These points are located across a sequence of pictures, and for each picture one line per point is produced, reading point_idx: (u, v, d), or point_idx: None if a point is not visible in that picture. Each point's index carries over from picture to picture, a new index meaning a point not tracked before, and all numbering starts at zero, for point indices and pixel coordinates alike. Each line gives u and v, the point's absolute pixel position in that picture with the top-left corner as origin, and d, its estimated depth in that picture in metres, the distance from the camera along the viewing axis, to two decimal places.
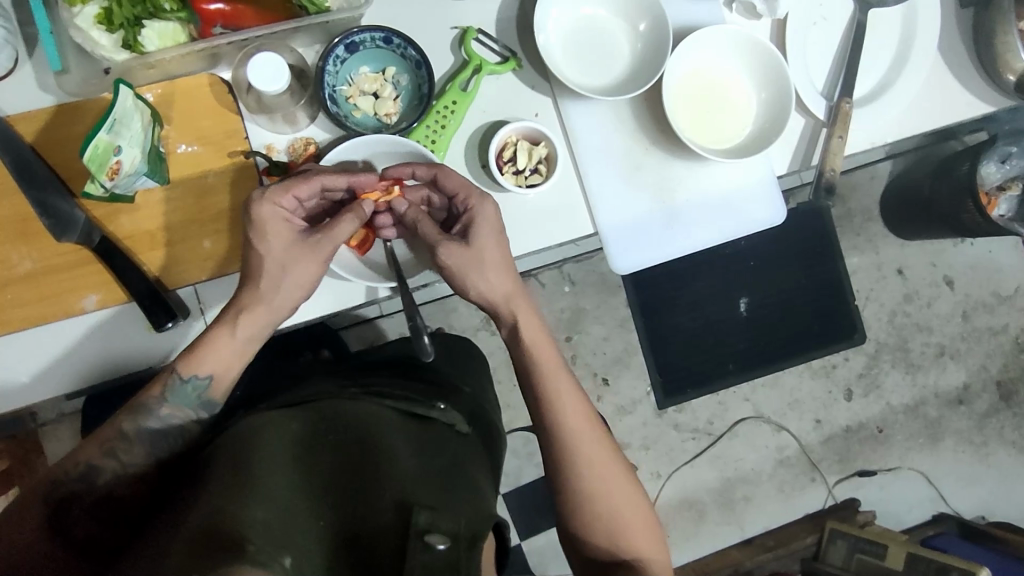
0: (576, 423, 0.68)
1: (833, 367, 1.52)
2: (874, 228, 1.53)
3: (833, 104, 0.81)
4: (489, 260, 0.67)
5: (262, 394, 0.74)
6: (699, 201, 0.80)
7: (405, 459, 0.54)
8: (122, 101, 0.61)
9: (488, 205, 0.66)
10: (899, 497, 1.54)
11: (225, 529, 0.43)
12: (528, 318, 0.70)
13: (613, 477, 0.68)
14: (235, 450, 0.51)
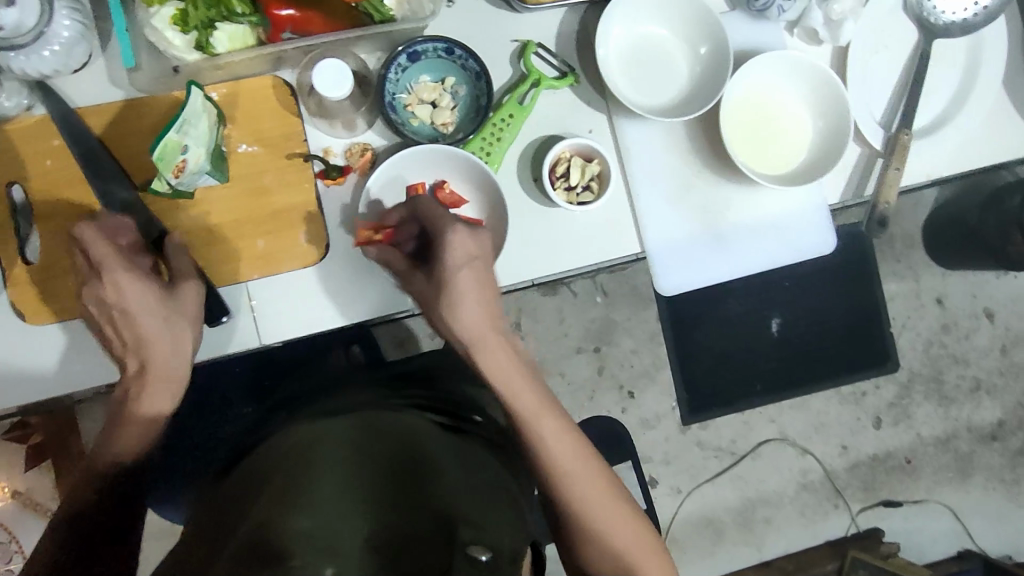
0: (569, 463, 0.64)
1: (864, 394, 1.50)
2: (915, 255, 1.50)
3: (890, 135, 0.80)
4: (467, 299, 0.61)
5: (294, 402, 0.76)
6: (750, 225, 0.79)
7: (448, 470, 0.56)
8: (193, 101, 0.63)
9: (467, 231, 0.61)
10: (923, 530, 1.51)
11: (276, 538, 0.45)
12: (498, 360, 0.63)
13: (608, 505, 0.65)
14: (284, 455, 0.53)
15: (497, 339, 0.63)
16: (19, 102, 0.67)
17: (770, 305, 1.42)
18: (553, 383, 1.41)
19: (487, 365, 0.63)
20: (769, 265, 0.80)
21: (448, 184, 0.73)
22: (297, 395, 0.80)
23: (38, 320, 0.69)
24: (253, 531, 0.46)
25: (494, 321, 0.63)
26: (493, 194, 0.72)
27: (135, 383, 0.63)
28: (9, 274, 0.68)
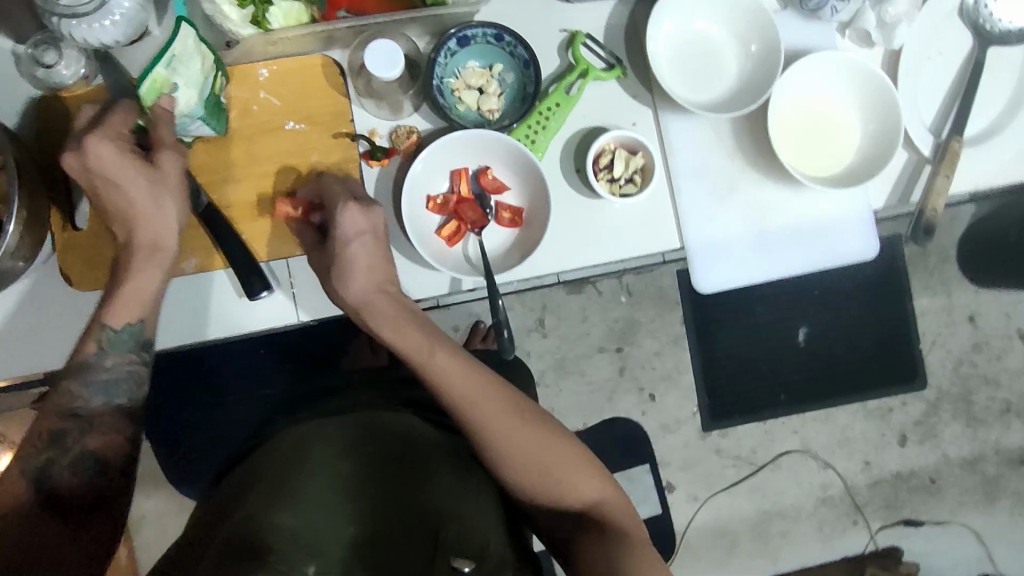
0: (491, 403, 0.65)
1: (890, 410, 1.47)
2: (950, 271, 1.47)
3: (940, 142, 0.78)
4: (357, 262, 0.66)
5: (300, 402, 0.84)
6: (792, 227, 0.78)
7: (441, 479, 0.63)
8: (183, 38, 0.62)
9: (357, 208, 0.66)
10: (945, 552, 1.48)
11: (260, 533, 0.52)
12: (387, 314, 0.66)
13: (528, 439, 0.65)
14: (282, 459, 0.62)
15: (397, 297, 0.68)
16: (76, 72, 0.69)
17: (798, 314, 1.41)
18: (573, 381, 1.40)
19: (386, 331, 0.66)
20: (808, 269, 0.79)
21: (492, 171, 0.74)
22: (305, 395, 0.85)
23: (83, 285, 0.70)
24: (239, 525, 0.53)
25: (388, 282, 0.68)
26: (536, 181, 0.73)
27: (123, 256, 0.64)
28: (57, 238, 0.70)
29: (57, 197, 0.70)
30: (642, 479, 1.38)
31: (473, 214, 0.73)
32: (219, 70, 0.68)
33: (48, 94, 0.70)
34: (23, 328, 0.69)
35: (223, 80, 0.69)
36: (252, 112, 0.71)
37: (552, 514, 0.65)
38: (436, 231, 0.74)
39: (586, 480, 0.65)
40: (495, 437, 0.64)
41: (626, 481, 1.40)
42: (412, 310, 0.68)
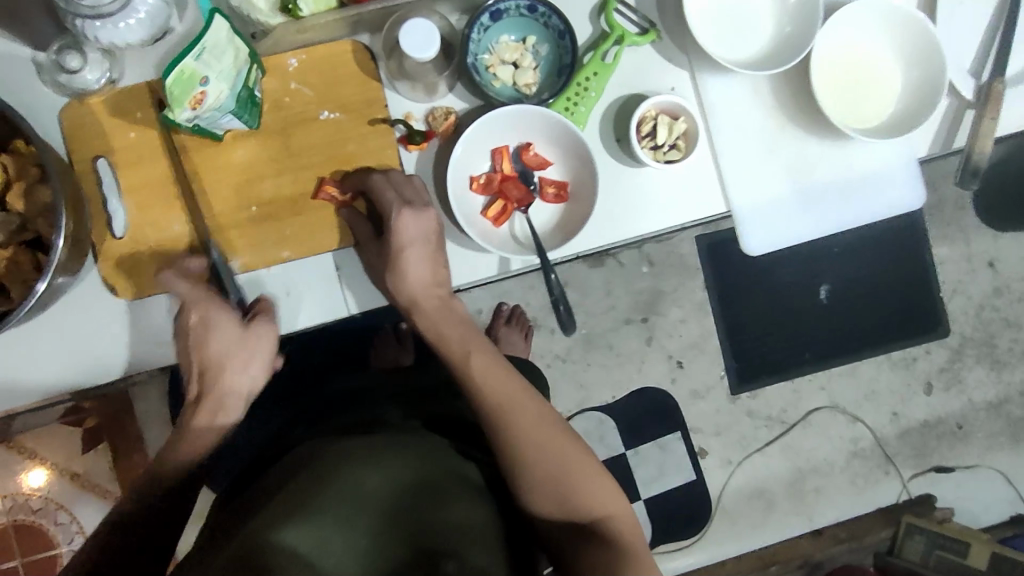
0: (520, 406, 0.67)
1: (914, 360, 1.46)
2: (967, 217, 1.46)
3: (981, 85, 0.77)
4: (411, 268, 0.68)
5: (320, 416, 0.82)
6: (839, 181, 0.77)
7: (461, 495, 0.62)
8: (216, 31, 0.59)
9: (411, 214, 0.67)
10: (978, 496, 1.48)
11: (264, 552, 0.53)
12: (434, 320, 0.70)
13: (553, 444, 0.66)
14: (300, 466, 0.62)
15: (446, 298, 0.71)
16: (102, 75, 0.67)
17: (820, 271, 1.41)
18: (601, 355, 1.38)
19: (429, 330, 0.71)
20: (856, 224, 0.78)
21: (534, 147, 0.73)
22: (327, 403, 0.85)
23: (128, 295, 0.69)
24: (244, 541, 0.55)
25: (439, 286, 0.70)
26: (581, 155, 0.71)
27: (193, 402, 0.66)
28: (98, 249, 0.68)
29: (94, 207, 0.68)
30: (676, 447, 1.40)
31: (518, 193, 0.72)
32: (253, 62, 0.65)
33: (74, 102, 0.68)
34: (71, 343, 0.68)
35: (257, 72, 0.66)
36: (286, 104, 0.70)
37: (555, 525, 0.65)
38: (481, 213, 0.73)
39: (597, 496, 0.65)
40: (516, 443, 0.65)
41: (659, 450, 1.40)
42: (459, 314, 0.71)
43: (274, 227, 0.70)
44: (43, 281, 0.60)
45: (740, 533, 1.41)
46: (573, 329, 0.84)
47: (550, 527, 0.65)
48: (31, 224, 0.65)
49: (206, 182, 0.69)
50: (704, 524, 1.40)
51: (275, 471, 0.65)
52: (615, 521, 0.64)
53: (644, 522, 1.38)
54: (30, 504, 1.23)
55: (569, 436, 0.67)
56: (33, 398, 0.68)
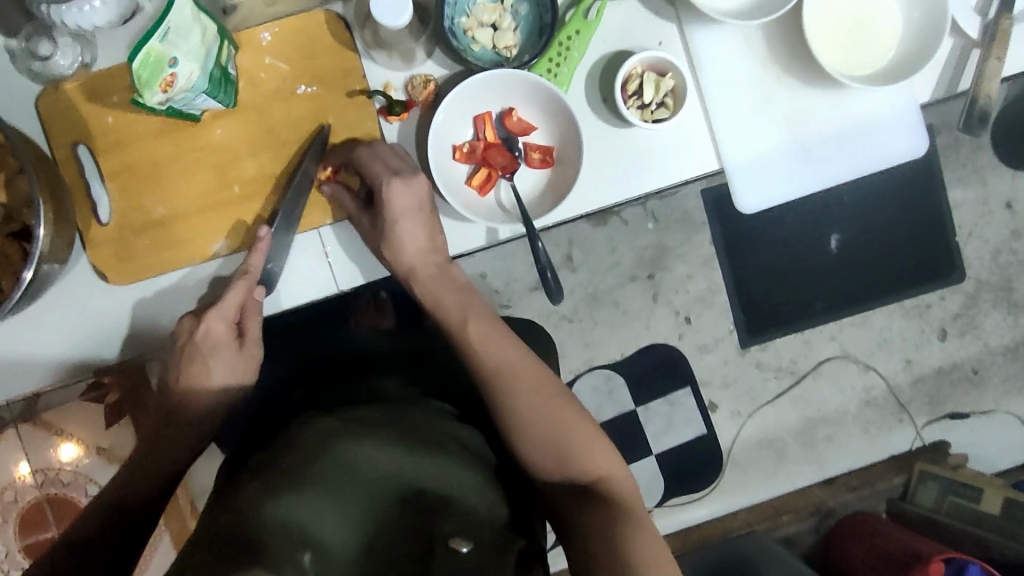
0: (515, 371, 0.68)
1: (927, 306, 1.44)
2: (983, 157, 1.41)
3: (988, 22, 0.73)
4: (406, 237, 0.68)
5: (320, 383, 0.85)
6: (838, 131, 0.74)
7: (456, 462, 0.64)
8: (178, 10, 0.57)
9: (402, 183, 0.66)
10: (993, 441, 1.47)
11: (259, 525, 0.53)
12: (435, 287, 0.71)
13: (551, 404, 0.66)
14: (286, 444, 0.62)
15: (442, 265, 0.71)
16: (75, 60, 0.67)
17: (829, 220, 1.37)
18: (607, 314, 1.38)
19: (426, 296, 0.72)
20: (855, 174, 0.75)
21: (517, 112, 0.71)
22: (329, 370, 0.87)
23: (119, 281, 0.69)
24: (239, 518, 0.54)
25: (435, 253, 0.71)
26: (564, 116, 0.69)
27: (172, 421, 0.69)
28: (85, 236, 0.68)
29: (77, 194, 0.68)
30: (685, 402, 1.40)
31: (502, 159, 0.70)
32: (223, 39, 0.63)
33: (49, 88, 0.67)
34: (69, 327, 0.69)
35: (229, 49, 0.65)
36: (261, 80, 0.68)
37: (556, 486, 0.65)
38: (466, 182, 0.72)
39: (598, 458, 0.65)
40: (518, 409, 0.66)
41: (668, 405, 1.40)
42: (455, 281, 0.72)
43: (256, 206, 0.70)
44: (30, 270, 0.60)
45: (752, 484, 1.42)
46: (560, 300, 0.83)
47: (554, 490, 0.65)
48: (16, 216, 0.64)
49: (187, 163, 0.69)
50: (715, 477, 1.41)
51: (259, 454, 0.64)
52: (617, 483, 0.64)
53: (654, 476, 1.39)
54: (61, 477, 1.27)
55: (569, 401, 0.67)
56: (36, 384, 0.69)
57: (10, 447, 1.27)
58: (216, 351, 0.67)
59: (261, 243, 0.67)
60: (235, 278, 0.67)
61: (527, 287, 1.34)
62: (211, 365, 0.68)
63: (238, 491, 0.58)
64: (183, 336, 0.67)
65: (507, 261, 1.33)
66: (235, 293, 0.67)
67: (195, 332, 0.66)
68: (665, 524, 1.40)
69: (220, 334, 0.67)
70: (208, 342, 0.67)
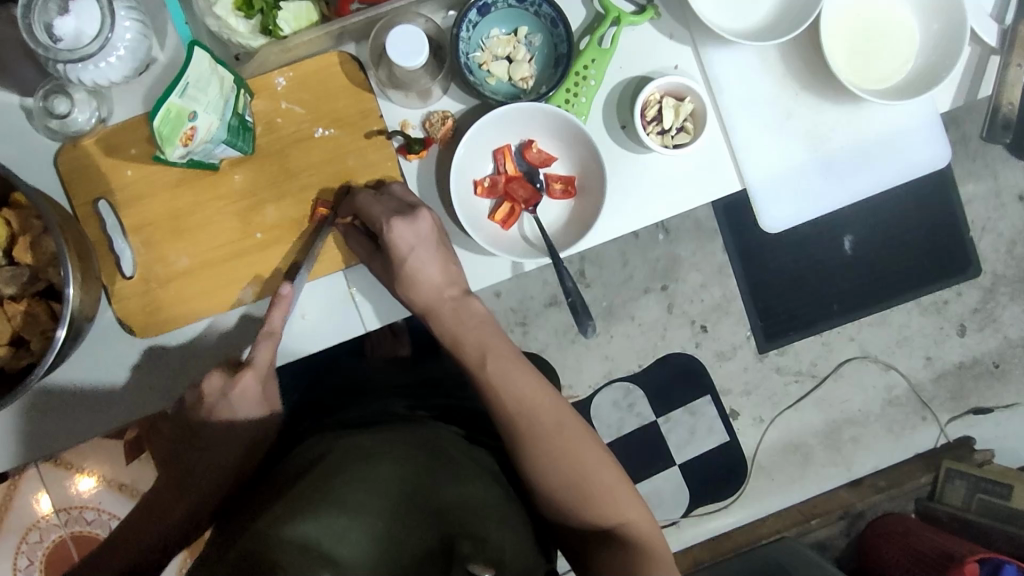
0: (534, 405, 0.65)
1: (945, 303, 1.42)
2: (992, 150, 1.40)
3: (1005, 28, 0.72)
4: (422, 273, 0.65)
5: (329, 403, 0.82)
6: (859, 144, 0.73)
7: (470, 485, 0.63)
8: (197, 65, 0.56)
9: (404, 222, 0.64)
10: (1019, 434, 1.44)
11: (275, 545, 0.51)
12: (455, 318, 0.67)
13: (571, 443, 0.64)
14: (304, 471, 0.62)
15: (460, 298, 0.67)
16: (91, 116, 0.66)
17: (842, 220, 1.36)
18: (625, 326, 1.37)
19: (445, 335, 0.67)
20: (875, 186, 0.74)
21: (536, 144, 0.71)
22: (339, 392, 0.85)
23: (146, 334, 0.69)
24: (256, 537, 0.52)
25: (451, 287, 0.67)
26: (585, 145, 0.69)
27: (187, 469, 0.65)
28: (111, 291, 0.68)
29: (101, 249, 0.68)
30: (707, 411, 1.38)
31: (524, 192, 0.70)
32: (240, 88, 0.63)
33: (67, 145, 0.67)
34: (92, 381, 0.69)
35: (245, 97, 0.65)
36: (278, 125, 0.68)
37: (580, 526, 0.64)
38: (488, 217, 0.72)
39: (617, 501, 0.64)
40: (537, 442, 0.64)
41: (690, 415, 1.38)
42: (484, 318, 0.67)
43: (280, 252, 0.69)
44: (63, 328, 0.60)
45: (778, 488, 1.41)
46: (592, 332, 0.82)
47: (577, 532, 0.65)
48: (41, 274, 0.65)
49: (209, 213, 0.69)
50: (740, 484, 1.39)
51: (276, 480, 0.63)
52: (635, 529, 0.64)
53: (679, 488, 1.38)
54: (84, 516, 1.26)
55: (589, 437, 0.66)
56: (67, 440, 0.69)
57: (32, 486, 1.27)
58: (248, 406, 0.65)
59: (282, 300, 0.66)
60: (261, 335, 0.66)
61: (543, 304, 1.33)
62: (242, 414, 0.65)
63: (257, 516, 0.57)
64: (211, 395, 0.65)
65: (521, 280, 1.33)
66: (262, 353, 0.66)
67: (227, 392, 0.64)
68: (692, 535, 1.39)
69: (251, 391, 0.65)
70: (240, 397, 0.65)
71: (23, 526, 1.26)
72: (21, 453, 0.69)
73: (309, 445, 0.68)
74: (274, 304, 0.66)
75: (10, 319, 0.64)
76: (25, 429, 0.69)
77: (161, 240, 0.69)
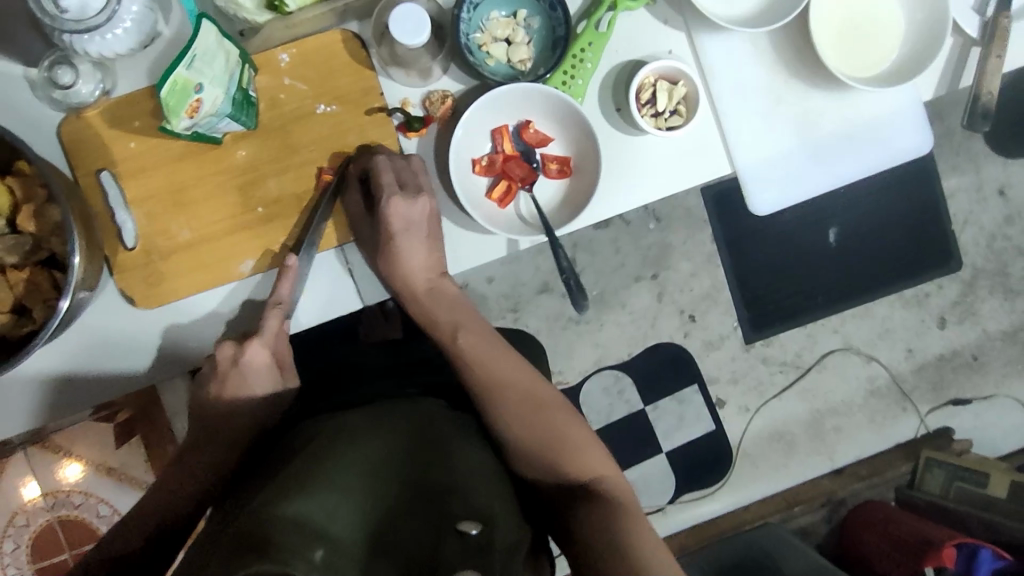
0: (505, 380, 0.69)
1: (927, 296, 1.45)
2: (975, 145, 1.43)
3: (987, 20, 0.75)
4: (405, 252, 0.70)
5: (329, 384, 0.82)
6: (845, 129, 0.76)
7: (461, 453, 0.63)
8: (204, 37, 0.57)
9: (403, 200, 0.67)
10: (996, 425, 1.47)
11: (269, 521, 0.50)
12: (435, 301, 0.72)
13: (542, 415, 0.68)
14: (294, 453, 0.62)
15: (436, 277, 0.72)
16: (96, 88, 0.67)
17: (828, 213, 1.39)
18: (614, 314, 1.39)
19: (419, 311, 0.72)
20: (861, 172, 0.77)
21: (533, 124, 0.73)
22: (329, 370, 0.84)
23: (146, 305, 0.70)
24: (248, 517, 0.52)
25: (431, 272, 0.71)
26: (580, 126, 0.71)
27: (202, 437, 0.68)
28: (112, 262, 0.69)
29: (103, 219, 0.69)
30: (694, 399, 1.41)
31: (521, 171, 0.72)
32: (244, 63, 0.64)
33: (71, 116, 0.68)
34: (93, 352, 0.70)
35: (250, 72, 0.66)
36: (281, 101, 0.69)
37: (550, 486, 0.64)
38: (486, 195, 0.73)
39: (586, 458, 0.65)
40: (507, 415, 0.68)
41: (677, 403, 1.41)
42: (465, 306, 0.74)
43: (282, 227, 0.71)
44: (66, 299, 0.61)
45: (762, 476, 1.43)
46: (585, 309, 0.84)
47: (546, 491, 0.64)
48: (44, 243, 0.65)
49: (211, 187, 0.70)
50: (725, 471, 1.42)
51: (269, 463, 0.63)
52: (607, 482, 0.64)
53: (666, 475, 1.40)
54: (71, 500, 1.27)
55: (560, 408, 0.69)
56: (72, 408, 0.71)
57: (19, 470, 1.26)
58: (259, 371, 0.68)
59: (290, 272, 0.67)
60: (270, 304, 0.67)
61: (535, 291, 1.35)
62: (254, 378, 0.68)
63: (249, 500, 0.57)
64: (224, 363, 0.67)
65: (514, 267, 1.34)
66: (273, 319, 0.68)
67: (239, 358, 0.67)
68: (677, 522, 1.41)
69: (263, 358, 0.68)
70: (249, 365, 0.67)
71: (10, 510, 1.27)
72: (29, 419, 0.71)
73: (303, 426, 0.68)
74: (282, 275, 0.67)
75: (13, 287, 0.65)
76: (30, 398, 0.70)
77: (164, 212, 0.69)
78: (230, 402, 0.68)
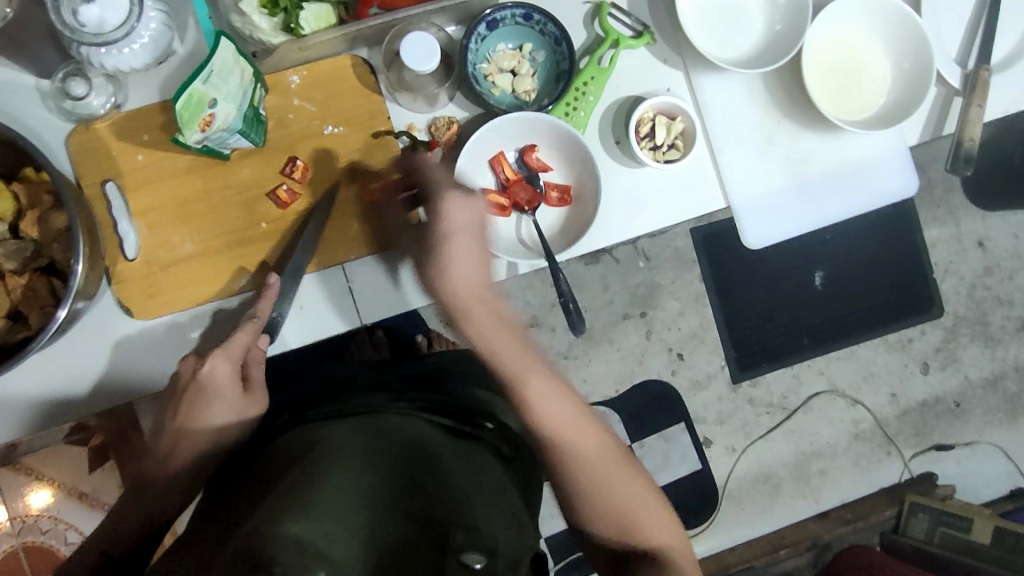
0: (574, 433, 0.66)
1: (910, 341, 1.47)
2: (955, 198, 1.47)
3: (968, 73, 0.79)
4: (457, 261, 0.65)
5: (310, 399, 0.80)
6: (836, 171, 0.79)
7: (456, 476, 0.61)
8: (223, 55, 0.60)
9: (460, 197, 0.64)
10: (978, 471, 1.48)
11: (269, 546, 0.48)
12: (489, 322, 0.66)
13: (605, 466, 0.67)
14: (290, 463, 0.59)
15: (492, 298, 0.67)
16: (107, 100, 0.68)
17: (813, 258, 1.42)
18: (603, 350, 1.39)
19: (477, 338, 0.67)
20: (852, 209, 0.79)
21: (537, 148, 0.75)
22: (311, 396, 0.81)
23: (143, 316, 0.70)
24: (248, 537, 0.49)
25: (482, 286, 0.66)
26: (579, 155, 0.73)
27: (159, 464, 0.65)
28: (112, 271, 0.69)
29: (106, 230, 0.69)
30: (681, 438, 1.40)
31: (527, 194, 0.74)
32: (257, 82, 0.66)
33: (80, 127, 0.69)
34: (79, 363, 0.69)
35: (261, 91, 0.67)
36: (290, 121, 0.71)
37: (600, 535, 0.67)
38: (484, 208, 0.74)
39: (644, 516, 0.66)
40: (586, 469, 0.66)
41: (664, 442, 1.40)
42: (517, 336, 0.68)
43: (283, 243, 0.71)
44: (64, 308, 0.61)
45: (747, 518, 1.42)
46: (581, 331, 0.87)
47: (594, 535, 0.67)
48: (44, 250, 0.66)
49: (216, 202, 0.70)
50: (711, 512, 1.41)
51: (260, 474, 0.61)
52: (658, 538, 0.66)
53: None
54: (39, 525, 1.22)
55: (620, 456, 0.68)
56: (54, 422, 0.69)
57: None
58: (222, 386, 0.65)
59: (269, 290, 0.68)
60: (244, 319, 0.67)
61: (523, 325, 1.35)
62: (219, 394, 0.65)
63: (245, 516, 0.54)
64: (187, 376, 0.66)
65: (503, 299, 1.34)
66: (241, 334, 0.67)
67: (198, 371, 0.65)
68: None
69: (224, 373, 0.65)
70: (210, 379, 0.65)
71: None
72: (8, 430, 0.69)
73: (293, 433, 0.66)
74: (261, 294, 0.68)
75: (10, 292, 0.65)
76: (11, 408, 0.68)
77: (168, 224, 0.70)
78: (189, 424, 0.65)
